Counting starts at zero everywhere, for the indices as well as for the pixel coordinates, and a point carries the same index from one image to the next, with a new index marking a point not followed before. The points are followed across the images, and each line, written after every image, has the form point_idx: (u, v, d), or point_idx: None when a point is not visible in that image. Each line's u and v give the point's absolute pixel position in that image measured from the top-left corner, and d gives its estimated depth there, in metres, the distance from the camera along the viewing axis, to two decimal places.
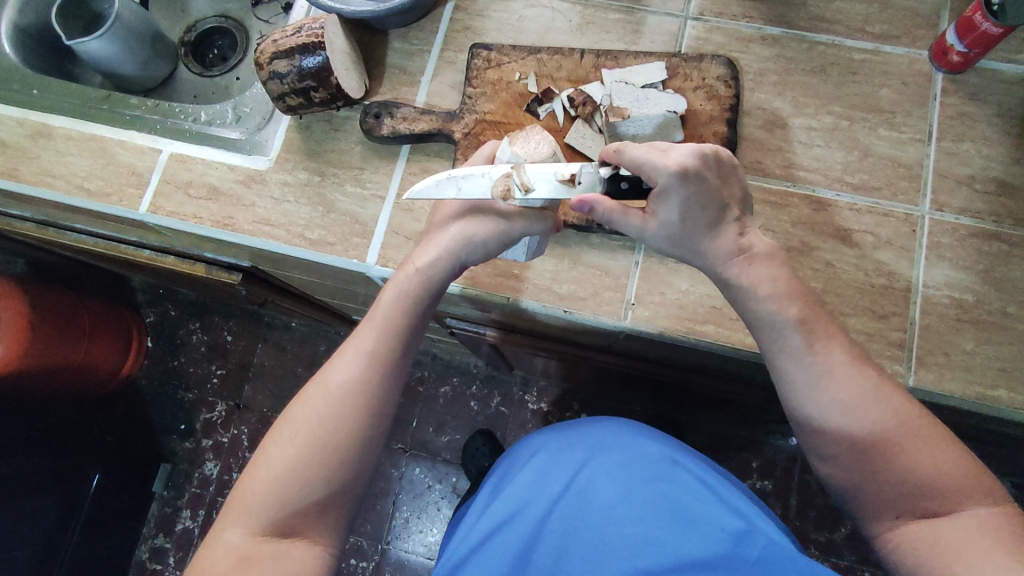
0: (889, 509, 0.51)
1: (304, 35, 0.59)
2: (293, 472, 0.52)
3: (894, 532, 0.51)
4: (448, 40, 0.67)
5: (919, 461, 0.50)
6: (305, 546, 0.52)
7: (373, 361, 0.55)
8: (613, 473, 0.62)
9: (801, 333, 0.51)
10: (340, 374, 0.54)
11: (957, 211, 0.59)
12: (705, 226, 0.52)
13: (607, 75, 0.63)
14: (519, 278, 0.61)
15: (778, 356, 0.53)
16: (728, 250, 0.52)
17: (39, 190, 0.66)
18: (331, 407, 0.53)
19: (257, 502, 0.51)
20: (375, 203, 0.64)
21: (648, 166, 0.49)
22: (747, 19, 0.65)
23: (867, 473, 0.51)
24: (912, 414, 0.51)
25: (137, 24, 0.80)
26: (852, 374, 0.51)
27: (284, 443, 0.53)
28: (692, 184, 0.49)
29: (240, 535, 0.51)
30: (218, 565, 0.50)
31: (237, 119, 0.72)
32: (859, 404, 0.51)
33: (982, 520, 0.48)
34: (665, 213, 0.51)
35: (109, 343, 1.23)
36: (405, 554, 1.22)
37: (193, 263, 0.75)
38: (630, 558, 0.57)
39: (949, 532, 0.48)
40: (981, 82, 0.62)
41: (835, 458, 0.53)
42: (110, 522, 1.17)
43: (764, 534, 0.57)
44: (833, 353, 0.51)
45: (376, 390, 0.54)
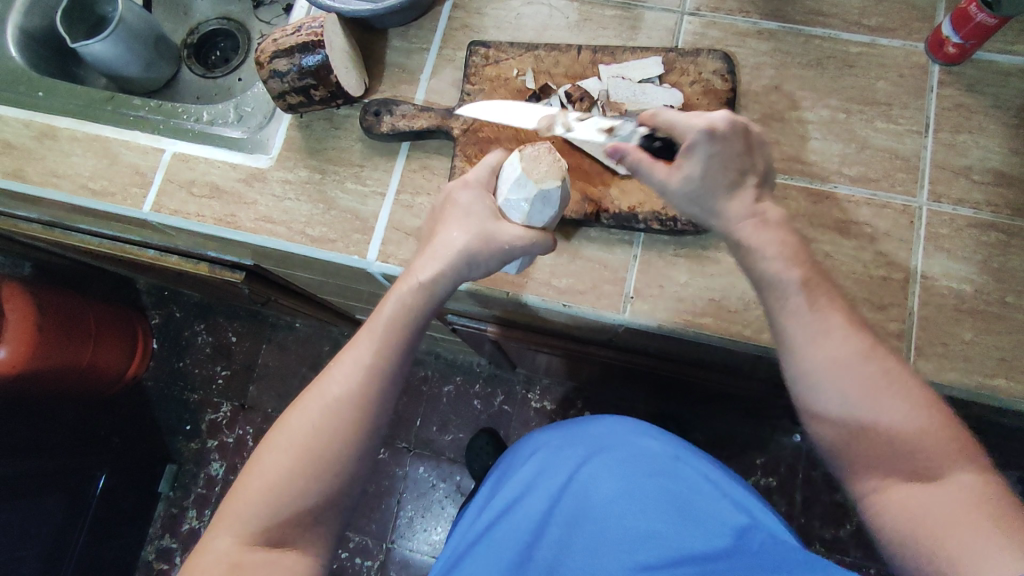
0: (876, 473, 0.51)
1: (303, 33, 0.60)
2: (290, 480, 0.52)
3: (880, 498, 0.50)
4: (447, 38, 0.68)
5: (908, 426, 0.49)
6: (297, 553, 0.53)
7: (371, 372, 0.54)
8: (613, 475, 0.62)
9: (796, 295, 0.51)
10: (337, 383, 0.54)
11: (954, 202, 0.60)
12: (723, 186, 0.52)
13: (604, 70, 0.63)
14: (519, 273, 0.62)
15: (774, 313, 0.52)
16: (740, 213, 0.53)
17: (45, 190, 0.68)
18: (330, 416, 0.53)
19: (250, 509, 0.52)
20: (376, 200, 0.64)
21: (681, 124, 0.52)
22: (744, 14, 0.66)
23: (856, 435, 0.51)
24: (902, 377, 0.50)
25: (140, 27, 0.81)
26: (847, 335, 0.50)
27: (280, 450, 0.53)
28: (718, 143, 0.51)
29: (230, 542, 0.51)
30: (211, 571, 0.50)
31: (239, 119, 0.73)
32: (851, 363, 0.50)
33: (970, 487, 0.47)
34: (689, 168, 0.52)
35: (114, 344, 1.24)
36: (410, 553, 1.23)
37: (197, 262, 0.75)
38: (630, 554, 0.57)
39: (935, 499, 0.48)
40: (978, 73, 0.62)
41: (827, 419, 0.52)
42: (117, 522, 1.18)
43: (766, 530, 0.57)
44: (829, 313, 0.51)
45: (375, 398, 0.55)
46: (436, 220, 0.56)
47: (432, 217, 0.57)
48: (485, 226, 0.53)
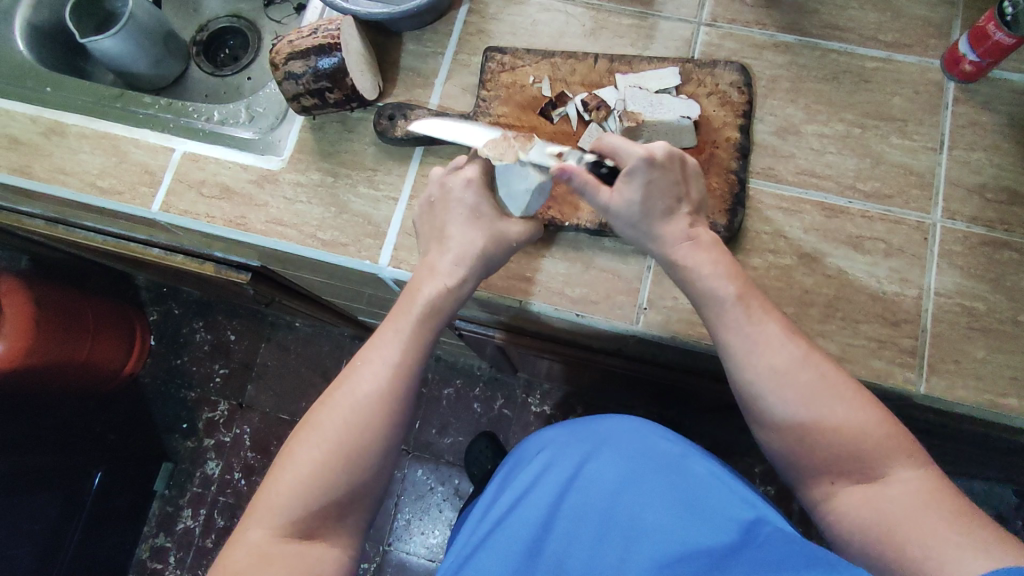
0: (827, 475, 0.50)
1: (320, 36, 0.60)
2: (318, 474, 0.51)
3: (838, 502, 0.50)
4: (462, 43, 0.68)
5: (846, 424, 0.49)
6: (325, 545, 0.52)
7: (399, 372, 0.55)
8: (619, 461, 0.62)
9: (716, 304, 0.53)
10: (367, 382, 0.54)
11: (968, 219, 0.60)
12: (659, 210, 0.54)
13: (621, 79, 0.63)
14: (531, 281, 0.62)
15: (716, 328, 0.53)
16: (676, 236, 0.54)
17: (52, 187, 0.67)
18: (360, 408, 0.53)
19: (281, 503, 0.51)
20: (388, 205, 0.64)
21: (623, 150, 0.53)
22: (760, 26, 0.66)
23: (802, 440, 0.50)
24: (839, 379, 0.50)
25: (151, 24, 0.80)
26: (787, 343, 0.51)
27: (310, 445, 0.52)
28: (657, 170, 0.52)
29: (261, 534, 0.50)
30: (240, 563, 0.49)
31: (250, 119, 0.71)
32: (791, 372, 0.50)
33: (917, 488, 0.47)
34: (629, 192, 0.53)
35: (112, 340, 1.23)
36: (407, 556, 1.22)
37: (202, 262, 0.74)
38: (633, 541, 0.56)
39: (886, 500, 0.47)
40: (993, 92, 0.62)
41: (767, 424, 0.52)
42: (111, 520, 1.17)
43: (772, 523, 0.55)
44: (766, 323, 0.52)
45: (400, 399, 0.55)
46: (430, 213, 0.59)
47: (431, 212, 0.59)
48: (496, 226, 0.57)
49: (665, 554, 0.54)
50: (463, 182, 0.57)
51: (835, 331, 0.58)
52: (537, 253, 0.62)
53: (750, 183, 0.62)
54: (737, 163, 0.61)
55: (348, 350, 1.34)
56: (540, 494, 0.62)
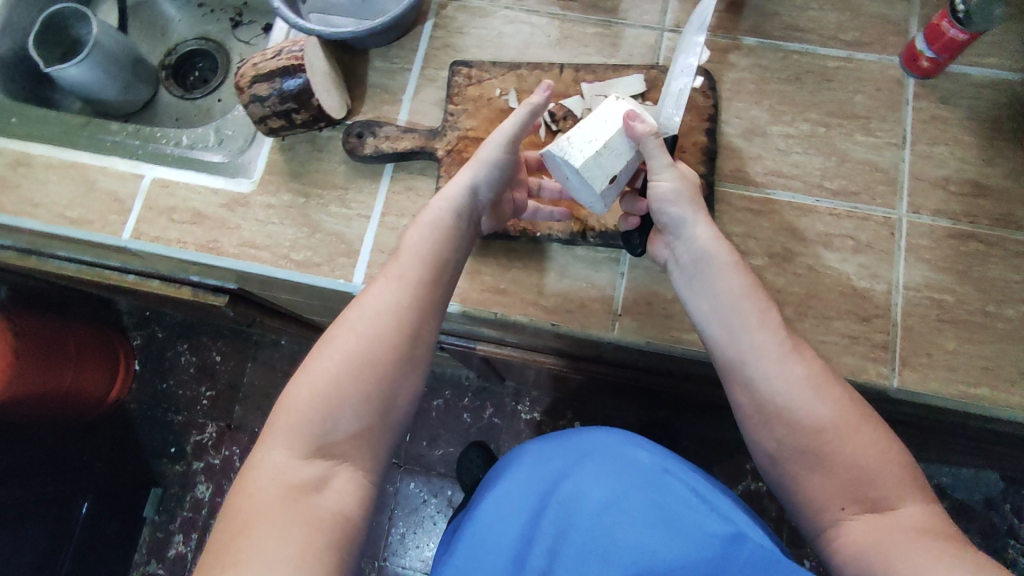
0: (836, 499, 0.49)
1: (283, 58, 0.60)
2: (335, 390, 0.50)
3: (840, 524, 0.49)
4: (429, 58, 0.68)
5: (858, 447, 0.49)
6: (348, 474, 0.49)
7: (410, 283, 0.53)
8: (600, 477, 0.62)
9: (746, 310, 0.53)
10: (379, 293, 0.53)
11: (933, 213, 0.61)
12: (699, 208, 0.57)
13: (587, 88, 0.64)
14: (507, 293, 0.62)
15: (740, 332, 0.53)
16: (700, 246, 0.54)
17: (20, 219, 0.66)
18: (376, 318, 0.52)
19: (302, 419, 0.49)
20: (360, 222, 0.64)
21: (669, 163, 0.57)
22: (723, 31, 0.66)
23: (817, 459, 0.50)
24: (868, 414, 0.51)
25: (116, 50, 0.79)
26: (810, 362, 0.52)
27: (326, 361, 0.51)
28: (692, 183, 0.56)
29: (284, 456, 0.48)
30: (265, 488, 0.47)
31: (219, 142, 0.72)
32: (815, 389, 0.51)
33: (917, 520, 0.47)
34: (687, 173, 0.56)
35: (96, 368, 1.21)
36: (403, 570, 1.21)
37: (178, 286, 0.74)
38: (616, 561, 0.57)
39: (887, 524, 0.47)
40: (952, 86, 0.63)
41: (784, 437, 0.51)
42: (100, 549, 1.16)
43: (753, 538, 0.55)
44: (803, 345, 0.53)
45: (415, 310, 0.53)
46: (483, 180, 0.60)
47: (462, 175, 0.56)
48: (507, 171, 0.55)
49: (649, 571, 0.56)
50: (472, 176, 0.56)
51: (809, 330, 0.59)
52: (511, 264, 0.62)
53: (718, 185, 0.63)
54: (705, 166, 0.62)
55: None
56: (518, 516, 0.62)
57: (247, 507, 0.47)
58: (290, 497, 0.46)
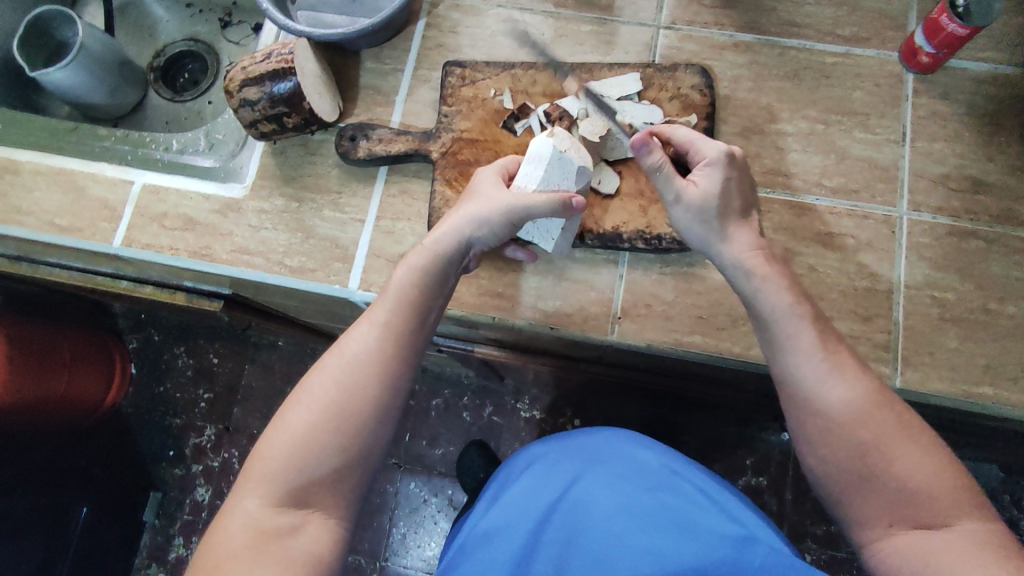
0: (882, 517, 0.49)
1: (274, 61, 0.59)
2: (310, 438, 0.50)
3: (887, 540, 0.49)
4: (421, 59, 0.67)
5: (909, 463, 0.49)
6: (321, 521, 0.50)
7: (387, 332, 0.53)
8: (610, 483, 0.61)
9: (791, 324, 0.52)
10: (356, 341, 0.53)
11: (934, 210, 0.60)
12: (737, 211, 0.55)
13: (582, 88, 0.63)
14: (505, 296, 0.61)
15: (784, 348, 0.52)
16: (745, 245, 0.55)
17: (8, 228, 0.65)
18: (357, 367, 0.52)
19: (275, 469, 0.49)
20: (355, 227, 0.63)
21: (699, 143, 0.56)
22: (719, 27, 0.65)
23: (866, 478, 0.50)
24: (914, 428, 0.50)
25: (103, 53, 0.78)
26: (855, 377, 0.51)
27: (303, 408, 0.51)
28: (732, 169, 0.55)
29: (256, 504, 0.49)
30: (237, 537, 0.48)
31: (209, 147, 0.71)
32: (864, 409, 0.50)
33: (972, 535, 0.46)
34: (706, 183, 0.54)
35: (90, 372, 1.20)
36: (405, 570, 1.21)
37: (172, 292, 0.72)
38: (629, 568, 0.56)
39: (941, 540, 0.46)
40: (951, 81, 0.63)
41: (829, 457, 0.51)
42: (100, 555, 1.15)
43: (764, 540, 0.55)
44: (840, 353, 0.52)
45: (395, 359, 0.53)
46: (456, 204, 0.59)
47: (464, 220, 0.55)
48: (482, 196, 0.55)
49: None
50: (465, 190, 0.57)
51: None
52: (508, 267, 0.61)
53: None
54: None
55: None
56: (524, 521, 0.60)
57: (218, 553, 0.47)
58: (261, 545, 0.47)
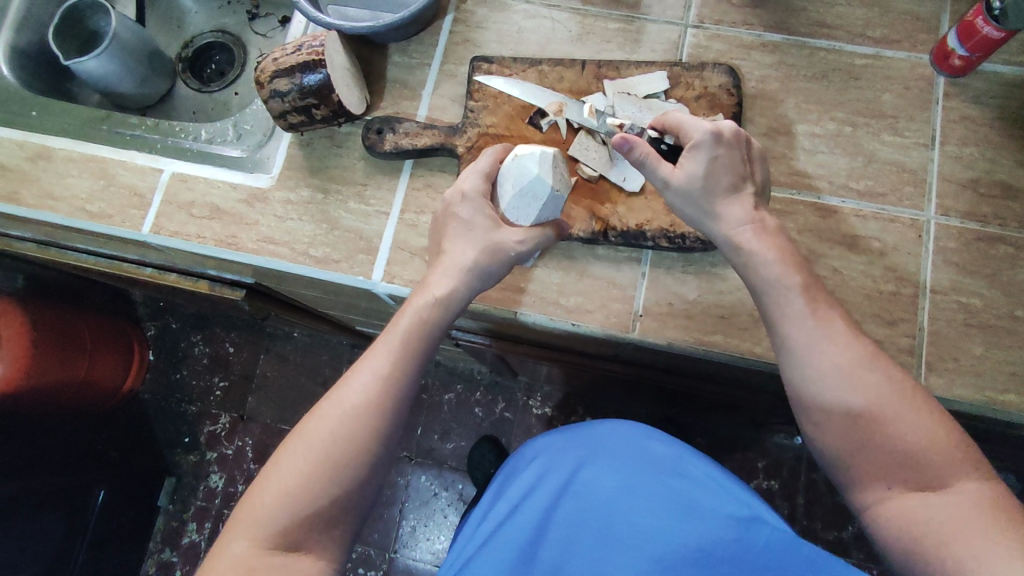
0: (880, 480, 0.50)
1: (304, 53, 0.59)
2: (304, 484, 0.51)
3: (887, 502, 0.50)
4: (448, 53, 0.67)
5: (909, 426, 0.49)
6: (311, 560, 0.51)
7: (385, 383, 0.54)
8: (616, 466, 0.62)
9: (778, 287, 0.52)
10: (355, 392, 0.54)
11: (962, 215, 0.59)
12: (725, 188, 0.54)
13: (609, 85, 0.63)
14: (526, 291, 0.61)
15: (776, 320, 0.52)
16: (741, 217, 0.54)
17: (41, 213, 0.66)
18: (350, 418, 0.53)
19: (267, 513, 0.51)
20: (379, 219, 0.64)
21: (689, 124, 0.55)
22: (748, 26, 0.65)
23: (860, 443, 0.50)
24: (907, 390, 0.50)
25: (134, 43, 0.79)
26: (849, 342, 0.51)
27: (297, 454, 0.52)
28: (723, 146, 0.53)
29: (247, 545, 0.50)
30: (226, 575, 0.49)
31: (237, 137, 0.71)
32: (857, 376, 0.50)
33: (970, 497, 0.47)
34: (693, 166, 0.54)
35: (110, 358, 1.22)
36: (414, 563, 1.22)
37: (196, 280, 0.74)
38: (635, 549, 0.57)
39: (939, 504, 0.47)
40: (983, 85, 0.62)
41: (821, 425, 0.52)
42: (116, 537, 1.17)
43: (769, 522, 0.55)
44: (831, 321, 0.51)
45: (389, 410, 0.54)
46: (441, 235, 0.58)
47: (473, 274, 0.55)
48: (492, 238, 0.56)
49: (671, 556, 0.55)
50: (460, 196, 0.57)
51: None
52: (531, 264, 0.62)
53: None
54: None
55: (347, 358, 1.33)
56: (535, 502, 0.61)
57: None
58: None
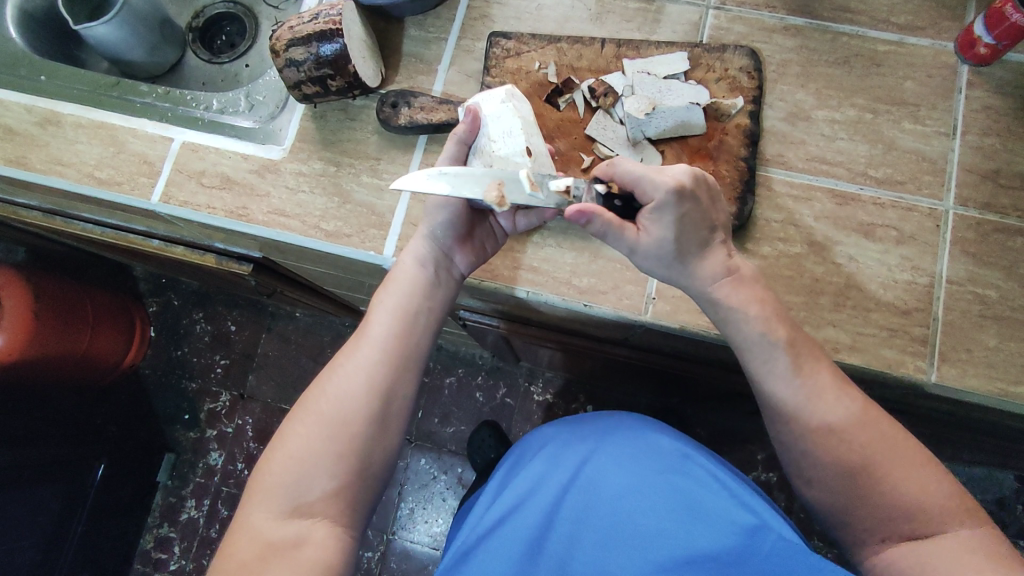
0: (875, 532, 0.51)
1: (321, 22, 0.58)
2: (310, 450, 0.52)
3: (881, 555, 0.51)
4: (465, 28, 0.66)
5: (903, 482, 0.50)
6: (325, 529, 0.51)
7: (377, 345, 0.56)
8: (623, 458, 0.62)
9: (765, 350, 0.52)
10: (349, 358, 0.56)
11: (980, 206, 0.59)
12: (695, 248, 0.51)
13: (629, 64, 0.62)
14: (539, 271, 0.61)
15: (766, 380, 0.53)
16: (717, 273, 0.52)
17: (48, 178, 0.65)
18: (351, 381, 0.54)
19: (278, 483, 0.51)
20: (393, 194, 0.63)
21: (643, 180, 0.49)
22: (770, 9, 0.64)
23: (852, 496, 0.52)
24: (895, 435, 0.51)
25: (146, 9, 0.78)
26: (839, 398, 0.51)
27: (300, 422, 0.54)
28: (688, 203, 0.49)
29: (264, 519, 0.51)
30: (245, 550, 0.50)
31: (249, 108, 0.71)
32: (849, 431, 0.51)
33: (964, 542, 0.48)
34: (657, 230, 0.50)
35: (112, 333, 1.21)
36: (412, 544, 1.22)
37: (202, 253, 0.74)
38: (640, 547, 0.56)
39: (934, 552, 0.48)
40: (1007, 75, 0.61)
41: (817, 481, 0.53)
42: (114, 511, 1.17)
43: (774, 530, 0.54)
44: (820, 375, 0.52)
45: (380, 370, 0.55)
46: None
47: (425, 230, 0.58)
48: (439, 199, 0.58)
49: (672, 557, 0.54)
50: None
51: (846, 320, 0.58)
52: (545, 242, 0.61)
53: (760, 169, 0.61)
54: (747, 150, 0.60)
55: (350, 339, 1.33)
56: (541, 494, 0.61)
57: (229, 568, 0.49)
58: (267, 560, 0.49)
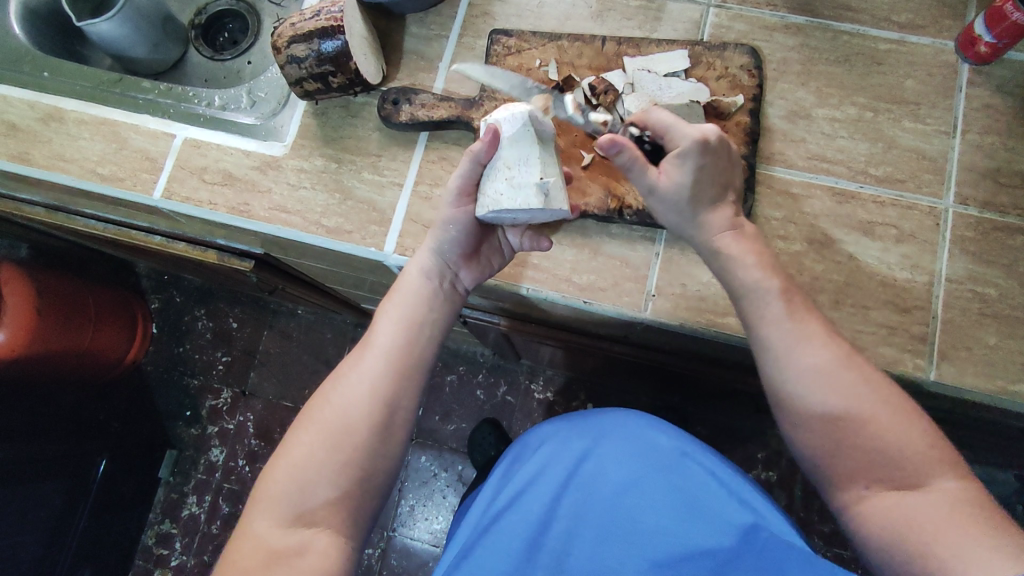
0: (858, 481, 0.50)
1: (322, 18, 0.58)
2: (313, 456, 0.53)
3: (863, 504, 0.50)
4: (467, 26, 0.66)
5: (888, 431, 0.49)
6: (326, 535, 0.51)
7: (379, 352, 0.56)
8: (624, 459, 0.61)
9: (755, 301, 0.52)
10: (353, 365, 0.56)
11: (980, 205, 0.59)
12: (708, 199, 0.53)
13: (628, 63, 0.62)
14: (539, 268, 0.61)
15: (755, 325, 0.53)
16: (722, 224, 0.54)
17: (51, 174, 0.66)
18: (354, 389, 0.55)
19: (281, 490, 0.52)
20: (393, 191, 0.63)
21: (677, 128, 0.52)
22: (771, 7, 0.64)
23: (836, 446, 0.51)
24: (877, 380, 0.50)
25: (148, 6, 0.78)
26: (825, 344, 0.51)
27: (304, 430, 0.54)
28: (710, 156, 0.51)
29: (265, 525, 0.51)
30: (247, 557, 0.49)
31: (252, 105, 0.71)
32: (833, 375, 0.50)
33: (949, 493, 0.47)
34: (677, 174, 0.52)
35: (114, 329, 1.22)
36: (412, 541, 1.23)
37: (204, 250, 0.72)
38: (636, 547, 0.57)
39: (919, 502, 0.47)
40: (1007, 73, 0.61)
41: (802, 433, 0.52)
42: (116, 506, 1.18)
43: (769, 528, 0.55)
44: (807, 322, 0.52)
45: (382, 378, 0.55)
46: None
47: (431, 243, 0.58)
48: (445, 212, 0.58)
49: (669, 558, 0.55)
50: None
51: (845, 318, 0.58)
52: None
53: (759, 167, 0.61)
54: (747, 148, 0.60)
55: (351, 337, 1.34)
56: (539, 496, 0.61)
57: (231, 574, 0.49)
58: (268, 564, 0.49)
